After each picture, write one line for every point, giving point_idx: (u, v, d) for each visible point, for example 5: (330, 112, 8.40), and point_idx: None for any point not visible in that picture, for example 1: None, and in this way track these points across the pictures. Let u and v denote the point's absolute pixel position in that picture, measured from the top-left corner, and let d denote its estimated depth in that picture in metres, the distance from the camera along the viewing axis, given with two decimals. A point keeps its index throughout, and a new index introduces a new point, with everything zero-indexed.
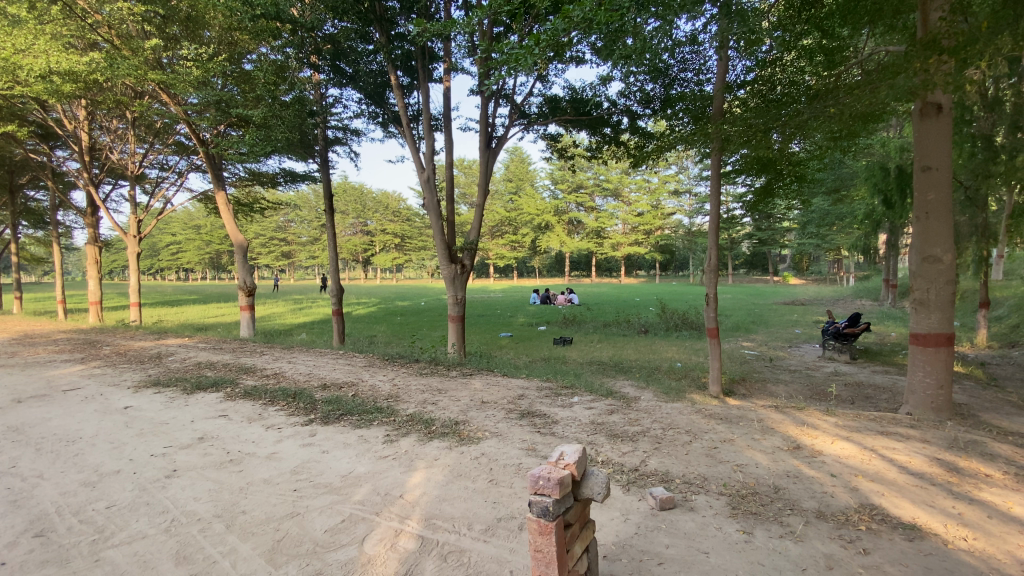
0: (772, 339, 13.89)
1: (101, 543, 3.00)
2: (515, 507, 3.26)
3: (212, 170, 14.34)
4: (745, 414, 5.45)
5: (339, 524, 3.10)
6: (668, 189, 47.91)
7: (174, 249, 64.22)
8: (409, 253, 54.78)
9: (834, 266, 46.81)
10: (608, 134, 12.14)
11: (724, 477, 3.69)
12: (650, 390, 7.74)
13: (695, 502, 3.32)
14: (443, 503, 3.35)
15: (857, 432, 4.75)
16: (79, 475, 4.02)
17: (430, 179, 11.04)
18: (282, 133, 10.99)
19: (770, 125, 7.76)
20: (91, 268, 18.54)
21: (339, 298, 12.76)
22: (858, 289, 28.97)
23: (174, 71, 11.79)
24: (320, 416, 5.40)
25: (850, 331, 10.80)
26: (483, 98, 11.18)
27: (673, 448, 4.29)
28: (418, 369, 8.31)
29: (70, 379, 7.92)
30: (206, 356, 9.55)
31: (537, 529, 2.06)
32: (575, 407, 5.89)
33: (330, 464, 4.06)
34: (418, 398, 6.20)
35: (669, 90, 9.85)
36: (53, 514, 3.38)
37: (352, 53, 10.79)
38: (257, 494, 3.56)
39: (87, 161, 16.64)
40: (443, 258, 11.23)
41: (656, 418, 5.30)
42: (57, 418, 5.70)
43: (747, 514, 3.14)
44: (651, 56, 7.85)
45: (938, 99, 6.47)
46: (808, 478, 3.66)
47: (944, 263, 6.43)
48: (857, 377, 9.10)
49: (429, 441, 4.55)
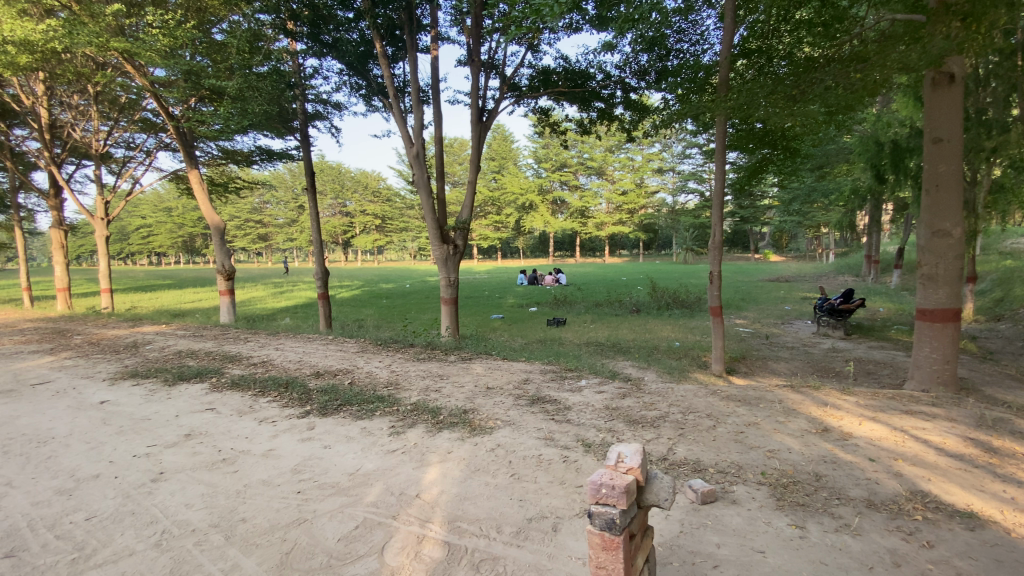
0: (763, 315, 13.93)
1: (81, 562, 2.65)
2: (545, 506, 3.00)
3: (183, 147, 13.54)
4: (762, 394, 5.26)
5: (353, 531, 2.80)
6: (651, 167, 48.24)
7: (144, 233, 61.78)
8: (389, 234, 53.68)
9: (812, 244, 47.90)
10: (599, 108, 11.74)
11: (761, 465, 3.47)
12: (652, 371, 7.58)
13: (736, 493, 3.10)
14: (465, 503, 3.07)
15: (881, 413, 4.62)
16: (53, 482, 3.62)
17: (421, 155, 10.46)
18: (258, 107, 10.35)
19: (782, 92, 7.32)
20: (56, 254, 17.49)
21: (325, 282, 12.11)
22: (838, 265, 29.50)
23: (139, 39, 10.94)
24: (316, 407, 5.06)
25: (844, 308, 10.74)
26: (472, 69, 10.68)
27: (698, 434, 4.05)
28: (414, 355, 7.97)
29: (39, 371, 7.39)
30: (186, 345, 9.04)
31: (601, 544, 1.80)
32: (585, 391, 5.64)
33: (334, 461, 3.74)
34: (419, 386, 5.90)
35: (666, 61, 9.56)
36: (26, 529, 3.00)
37: (331, 19, 10.17)
38: (257, 498, 3.23)
39: (48, 139, 15.63)
40: (433, 239, 10.78)
41: (672, 400, 5.06)
42: (26, 416, 5.24)
43: (795, 506, 2.94)
44: (655, 21, 7.49)
45: (952, 68, 6.26)
46: (847, 464, 3.49)
47: (953, 237, 6.29)
48: (856, 354, 9.07)
49: (439, 433, 4.26)
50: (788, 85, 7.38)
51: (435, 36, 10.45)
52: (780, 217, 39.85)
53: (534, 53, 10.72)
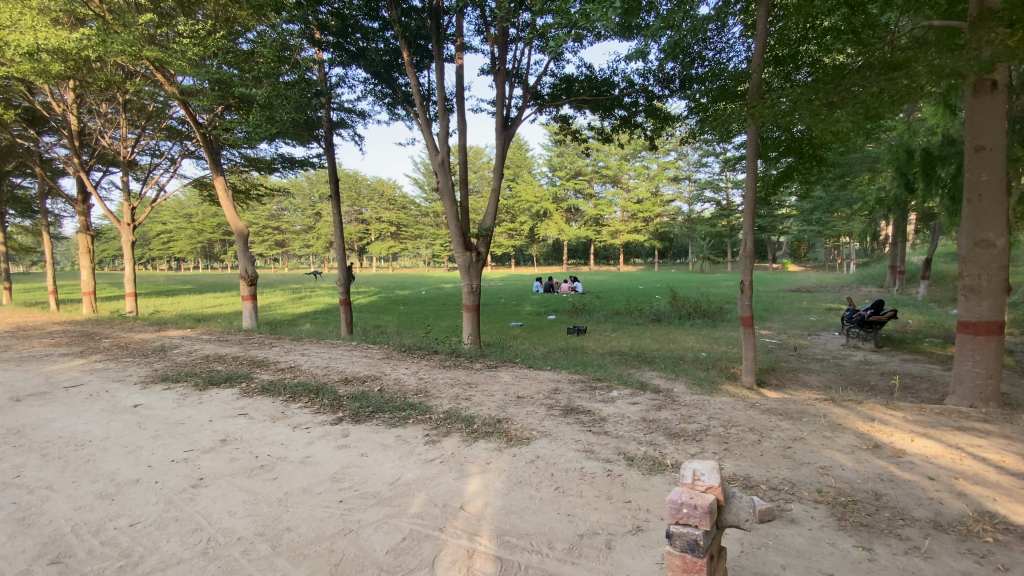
0: (789, 326, 13.66)
1: (130, 570, 2.62)
2: (595, 521, 2.91)
3: (209, 153, 13.73)
4: (803, 408, 5.10)
5: (401, 543, 2.74)
6: (667, 175, 47.73)
7: (165, 239, 63.12)
8: (404, 241, 54.24)
9: (832, 253, 47.06)
10: (621, 116, 11.70)
11: (815, 482, 3.35)
12: (681, 382, 7.45)
13: (794, 512, 2.98)
14: (512, 516, 3.00)
15: (932, 429, 4.46)
16: (94, 486, 3.62)
17: (445, 162, 10.46)
18: (286, 114, 10.47)
19: (823, 97, 7.08)
20: (83, 258, 17.79)
21: (348, 287, 12.12)
22: (861, 275, 28.85)
23: (170, 48, 11.15)
24: (348, 414, 5.03)
25: (875, 319, 10.45)
26: (497, 77, 10.72)
27: (744, 448, 3.93)
28: (440, 362, 7.91)
29: (72, 374, 7.49)
30: (214, 349, 9.12)
31: (681, 566, 1.74)
32: (618, 402, 5.52)
33: (372, 470, 3.69)
34: (449, 393, 5.84)
35: (691, 69, 9.50)
36: (70, 535, 2.99)
37: (358, 28, 10.30)
38: (299, 507, 3.19)
39: (77, 146, 15.99)
40: (456, 245, 10.72)
41: (711, 413, 4.92)
42: (62, 419, 5.28)
43: (858, 526, 2.84)
44: (687, 28, 7.39)
45: (994, 75, 6.07)
46: (906, 482, 3.36)
47: (997, 248, 6.08)
48: (891, 367, 8.82)
49: (475, 442, 4.19)
50: (828, 91, 7.17)
51: (460, 45, 10.52)
52: (800, 226, 39.20)
53: (557, 61, 10.74)
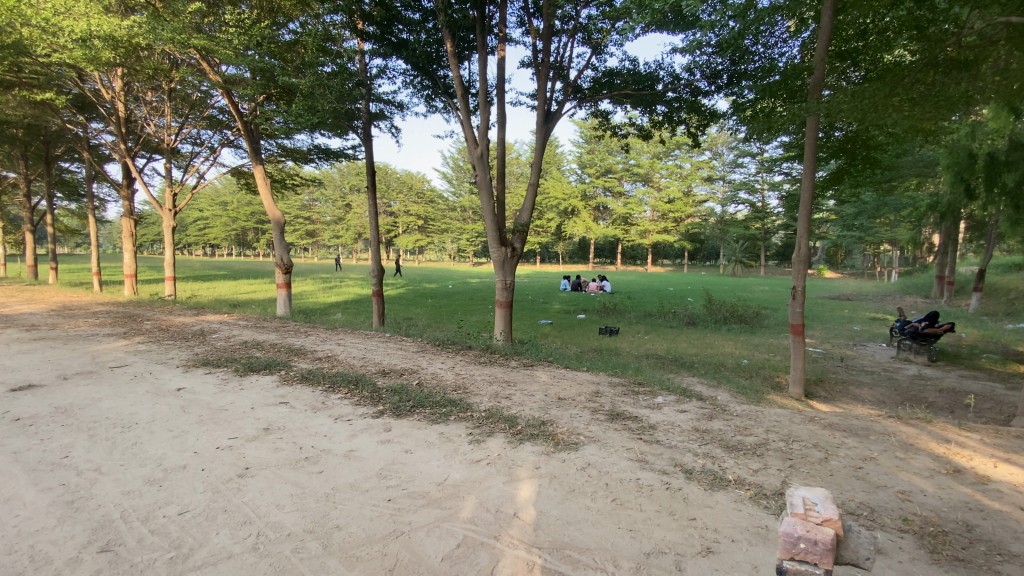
0: (832, 336, 13.10)
1: (181, 563, 2.55)
2: (660, 539, 2.72)
3: (249, 142, 13.86)
4: (867, 424, 4.78)
5: (456, 551, 2.61)
6: (701, 175, 46.46)
7: (202, 225, 65.34)
8: (431, 235, 54.56)
9: (871, 260, 45.21)
10: (663, 112, 11.34)
11: (896, 508, 3.09)
12: (725, 390, 7.13)
13: (878, 540, 2.74)
14: (570, 527, 2.84)
15: (1015, 454, 4.10)
16: (142, 470, 3.61)
17: (484, 156, 10.27)
18: (327, 104, 10.43)
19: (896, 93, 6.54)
20: (126, 242, 18.28)
21: (381, 279, 12.10)
22: (905, 284, 27.53)
23: (217, 36, 11.26)
24: (389, 407, 4.94)
25: (930, 332, 9.84)
26: (541, 72, 10.48)
27: (811, 467, 3.67)
28: (475, 358, 7.79)
29: (116, 355, 7.63)
30: (251, 335, 9.20)
31: None
32: (665, 409, 5.28)
33: (419, 468, 3.58)
34: (488, 391, 5.71)
35: (742, 64, 9.10)
36: (119, 521, 2.95)
37: (401, 19, 10.18)
38: (347, 504, 3.09)
39: (123, 132, 16.42)
40: (491, 240, 10.54)
41: (767, 426, 4.64)
42: (108, 400, 5.34)
43: (952, 561, 2.58)
44: (750, 20, 6.98)
45: None
46: (999, 513, 3.06)
47: None
48: (948, 383, 8.31)
49: (522, 445, 4.03)
50: (908, 85, 6.55)
51: (503, 37, 10.34)
52: (840, 231, 37.71)
53: (600, 54, 10.47)
